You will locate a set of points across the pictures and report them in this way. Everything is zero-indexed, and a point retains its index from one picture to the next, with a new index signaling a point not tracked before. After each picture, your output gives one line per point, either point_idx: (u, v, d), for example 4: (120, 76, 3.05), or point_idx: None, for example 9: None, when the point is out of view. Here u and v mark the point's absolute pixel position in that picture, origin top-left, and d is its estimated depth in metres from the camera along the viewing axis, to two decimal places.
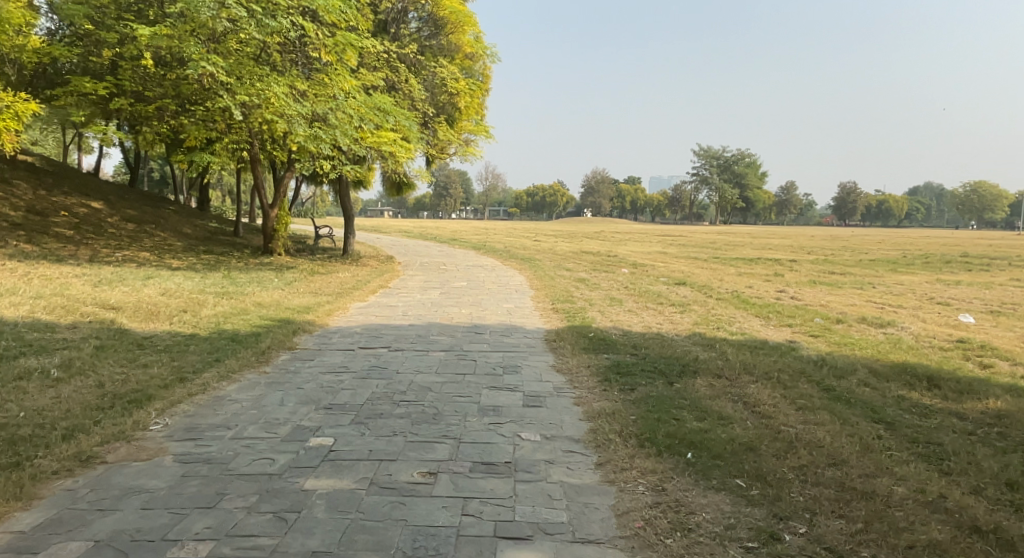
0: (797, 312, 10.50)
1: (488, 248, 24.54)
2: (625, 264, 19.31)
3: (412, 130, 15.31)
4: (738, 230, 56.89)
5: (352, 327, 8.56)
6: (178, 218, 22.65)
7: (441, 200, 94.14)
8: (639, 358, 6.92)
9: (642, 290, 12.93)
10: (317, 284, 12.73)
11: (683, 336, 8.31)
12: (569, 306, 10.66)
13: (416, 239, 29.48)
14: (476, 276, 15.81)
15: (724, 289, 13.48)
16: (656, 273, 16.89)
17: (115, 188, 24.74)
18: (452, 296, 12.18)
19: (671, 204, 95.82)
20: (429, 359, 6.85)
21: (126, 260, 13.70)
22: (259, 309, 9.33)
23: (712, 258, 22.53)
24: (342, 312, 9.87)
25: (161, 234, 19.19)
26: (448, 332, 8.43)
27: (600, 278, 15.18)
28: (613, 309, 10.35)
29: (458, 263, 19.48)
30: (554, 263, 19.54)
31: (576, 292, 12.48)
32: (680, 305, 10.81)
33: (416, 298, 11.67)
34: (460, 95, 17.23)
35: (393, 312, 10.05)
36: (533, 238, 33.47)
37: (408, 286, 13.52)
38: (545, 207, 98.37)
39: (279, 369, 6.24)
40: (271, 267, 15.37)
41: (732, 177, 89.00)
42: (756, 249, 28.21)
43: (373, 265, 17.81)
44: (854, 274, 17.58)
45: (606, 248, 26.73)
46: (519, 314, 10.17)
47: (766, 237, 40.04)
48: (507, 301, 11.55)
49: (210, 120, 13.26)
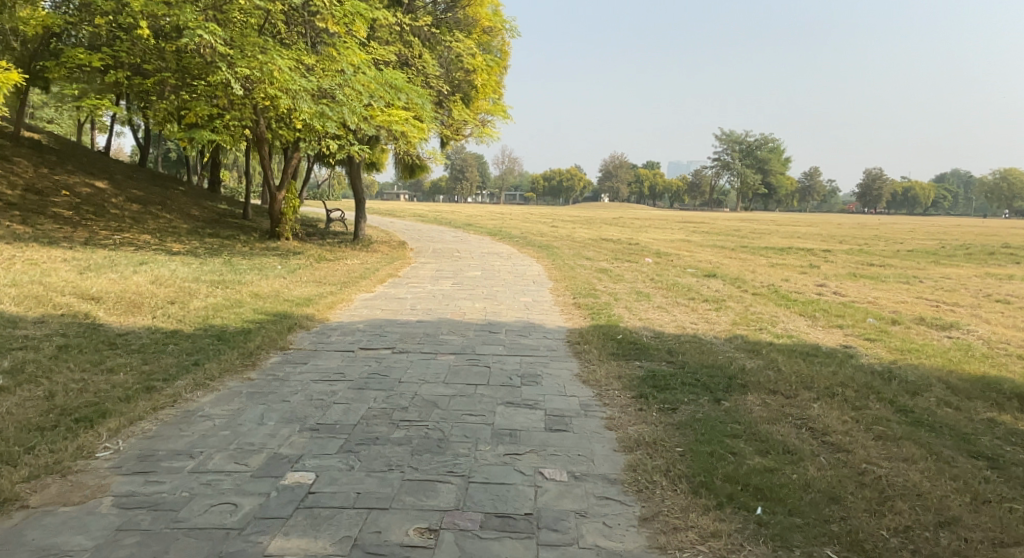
0: (844, 311, 9.55)
1: (505, 234, 23.65)
2: (649, 253, 18.35)
3: (426, 109, 14.40)
4: (762, 216, 55.33)
5: (354, 324, 7.76)
6: (185, 200, 21.97)
7: (458, 183, 93.22)
8: (678, 367, 6.05)
9: (670, 283, 12.00)
10: (322, 273, 11.94)
11: (722, 339, 7.43)
12: (592, 300, 9.79)
13: (430, 224, 28.65)
14: (492, 265, 14.96)
15: (758, 282, 12.52)
16: (683, 263, 15.92)
17: (124, 168, 24.14)
18: (466, 287, 11.34)
19: (691, 190, 94.11)
20: (438, 365, 6.02)
21: (124, 244, 13.01)
22: (255, 300, 8.57)
23: (740, 247, 21.48)
24: (345, 304, 9.08)
25: (166, 215, 18.51)
26: (460, 330, 7.60)
27: (624, 269, 14.26)
28: (641, 305, 9.46)
29: (473, 249, 18.65)
30: (574, 251, 18.63)
31: (598, 284, 11.60)
32: (713, 301, 9.89)
33: (426, 289, 10.85)
34: (477, 72, 16.32)
35: (402, 305, 9.25)
36: (550, 223, 32.51)
37: (419, 275, 12.71)
38: (564, 192, 97.09)
39: (266, 375, 5.45)
40: (277, 252, 14.63)
41: (755, 163, 87.07)
42: (784, 237, 27.06)
43: (384, 252, 17.01)
44: (895, 266, 16.49)
45: (627, 236, 25.74)
46: (538, 309, 9.33)
47: (793, 224, 38.71)
48: (525, 294, 10.70)
49: (211, 96, 12.46)
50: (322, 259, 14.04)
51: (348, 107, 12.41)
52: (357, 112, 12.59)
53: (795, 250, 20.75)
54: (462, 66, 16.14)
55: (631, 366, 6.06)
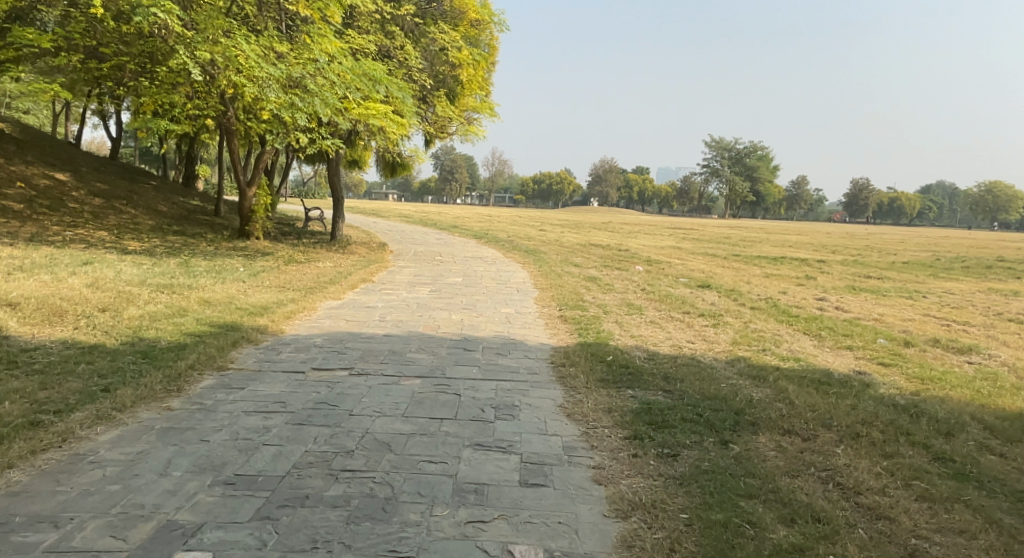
0: (852, 329, 8.79)
1: (490, 237, 22.81)
2: (639, 260, 17.59)
3: (407, 103, 13.54)
4: (751, 224, 54.83)
5: (311, 338, 6.89)
6: (154, 195, 20.94)
7: (445, 185, 92.30)
8: (677, 399, 5.22)
9: (662, 294, 11.22)
10: (289, 277, 11.03)
11: (724, 362, 6.63)
12: (580, 313, 8.96)
13: (414, 225, 27.74)
14: (474, 270, 14.10)
15: (755, 295, 11.77)
16: (675, 272, 15.17)
17: (91, 161, 23.08)
18: (444, 295, 10.49)
19: (679, 196, 93.77)
20: (399, 392, 5.18)
21: (76, 242, 12.07)
22: (203, 307, 7.70)
23: (732, 256, 20.79)
24: (306, 313, 8.20)
25: (131, 211, 17.52)
26: (430, 347, 6.76)
27: (614, 278, 13.46)
28: (632, 319, 8.65)
29: (456, 253, 17.79)
30: (561, 257, 17.82)
31: (586, 294, 10.79)
32: (711, 317, 9.08)
33: (399, 297, 9.97)
34: (462, 67, 15.51)
35: (369, 315, 8.38)
36: (537, 227, 31.67)
37: (395, 281, 11.83)
38: (552, 195, 96.45)
39: (190, 404, 4.60)
40: (244, 253, 13.73)
41: (744, 170, 86.84)
42: (775, 246, 26.42)
43: (361, 254, 16.13)
44: (894, 279, 15.83)
45: (615, 242, 24.96)
46: (520, 322, 8.49)
47: (783, 233, 38.16)
48: (506, 304, 9.87)
49: (172, 83, 11.59)
50: (292, 261, 13.14)
51: (320, 98, 11.53)
52: (331, 104, 11.73)
53: (789, 259, 20.07)
54: (448, 60, 15.32)
55: (623, 397, 5.23)
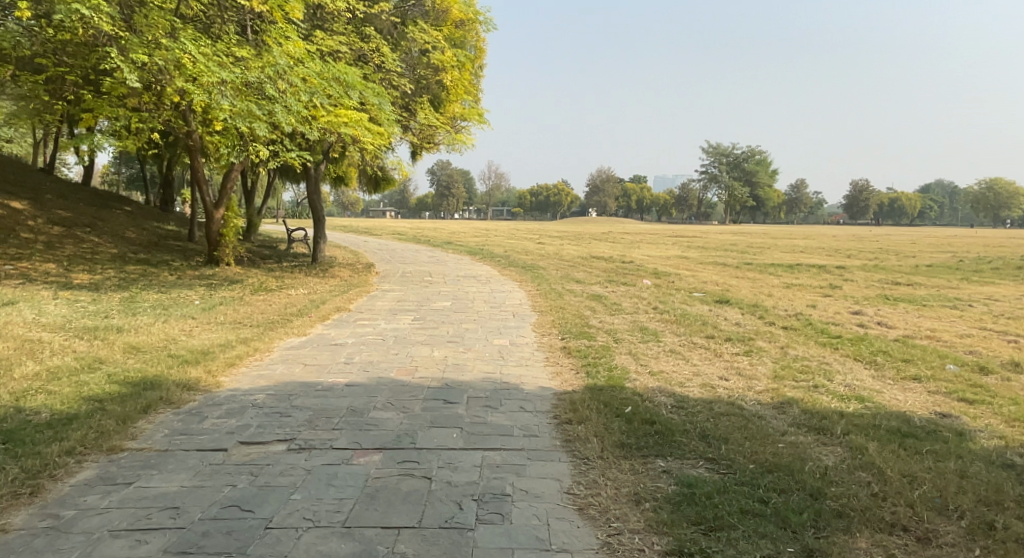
0: (912, 351, 7.36)
1: (485, 253, 21.42)
2: (645, 274, 16.19)
3: (386, 110, 12.22)
4: (752, 230, 53.36)
5: (252, 394, 5.50)
6: (124, 221, 19.62)
7: (442, 200, 91.20)
8: (726, 475, 3.83)
9: (678, 314, 9.82)
10: (252, 309, 9.65)
11: (772, 407, 5.21)
12: (587, 343, 7.55)
13: (406, 243, 26.38)
14: (465, 292, 12.69)
15: (784, 311, 10.35)
16: (687, 286, 13.76)
17: (60, 188, 21.87)
18: (428, 323, 9.08)
19: (677, 203, 92.54)
20: (347, 480, 3.80)
21: (13, 277, 10.74)
22: (126, 354, 6.38)
23: (744, 265, 19.37)
24: (257, 356, 6.81)
25: (92, 240, 16.20)
26: (400, 400, 5.35)
27: (621, 296, 12.03)
28: (650, 350, 7.23)
29: (447, 271, 16.39)
30: (561, 272, 16.40)
31: (590, 317, 9.37)
32: (743, 343, 7.67)
33: (374, 329, 8.56)
34: (446, 71, 14.22)
35: (333, 356, 6.97)
36: (535, 241, 30.28)
37: (375, 308, 10.44)
38: (549, 207, 95.24)
39: (35, 521, 3.27)
40: (208, 281, 12.36)
41: (743, 175, 85.65)
42: (786, 252, 24.99)
43: (343, 277, 14.75)
44: (927, 285, 14.39)
45: (618, 253, 23.54)
46: (515, 357, 7.08)
47: (790, 238, 36.78)
48: (500, 333, 8.45)
49: (118, 94, 10.39)
50: (260, 289, 11.75)
51: (281, 104, 10.21)
52: (295, 112, 10.40)
53: (805, 266, 18.63)
54: (431, 64, 14.10)
55: (652, 474, 3.83)
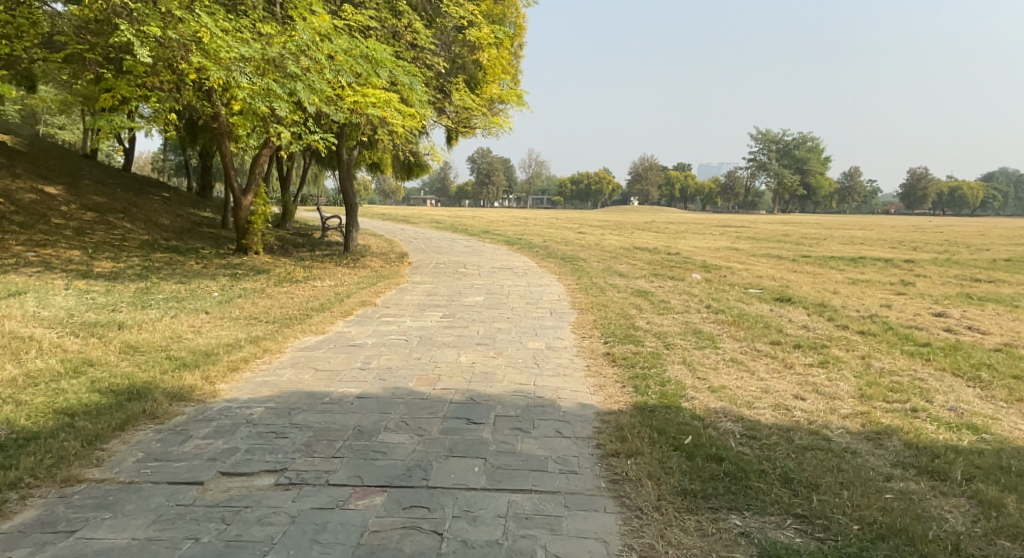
0: (1018, 365, 6.28)
1: (523, 243, 20.58)
2: (694, 267, 15.13)
3: (418, 92, 11.44)
4: (803, 220, 51.27)
5: (249, 407, 4.78)
6: (159, 207, 19.35)
7: (482, 188, 90.55)
8: (824, 546, 2.99)
9: (735, 315, 8.83)
10: (272, 302, 9.02)
11: (864, 440, 4.28)
12: (635, 349, 6.66)
13: (443, 231, 25.69)
14: (500, 285, 11.88)
15: (855, 312, 9.25)
16: (741, 281, 12.68)
17: (98, 174, 21.78)
18: (457, 321, 8.30)
19: (723, 192, 90.03)
20: (339, 535, 3.07)
21: (32, 264, 10.34)
22: (121, 354, 5.76)
23: (801, 258, 18.09)
24: (266, 358, 6.12)
25: (124, 227, 15.90)
26: (415, 419, 4.56)
27: (669, 292, 11.06)
28: (708, 358, 6.30)
29: (482, 262, 15.63)
30: (603, 264, 15.45)
31: (638, 317, 8.46)
32: (814, 352, 6.68)
33: (398, 328, 7.83)
34: (484, 49, 13.38)
35: (349, 359, 6.23)
36: (575, 230, 29.26)
37: (402, 303, 9.73)
38: (591, 195, 93.73)
39: None
40: (233, 271, 11.83)
41: (793, 162, 82.74)
42: (844, 244, 23.49)
43: (374, 268, 14.10)
44: (1011, 283, 13.01)
45: (664, 244, 22.41)
46: (552, 364, 6.24)
47: (845, 229, 34.95)
48: (536, 335, 7.62)
49: (138, 74, 9.83)
50: (286, 280, 11.16)
51: (304, 83, 9.42)
52: (319, 93, 9.64)
53: (869, 260, 17.28)
54: (467, 42, 13.40)
55: (728, 541, 3.02)
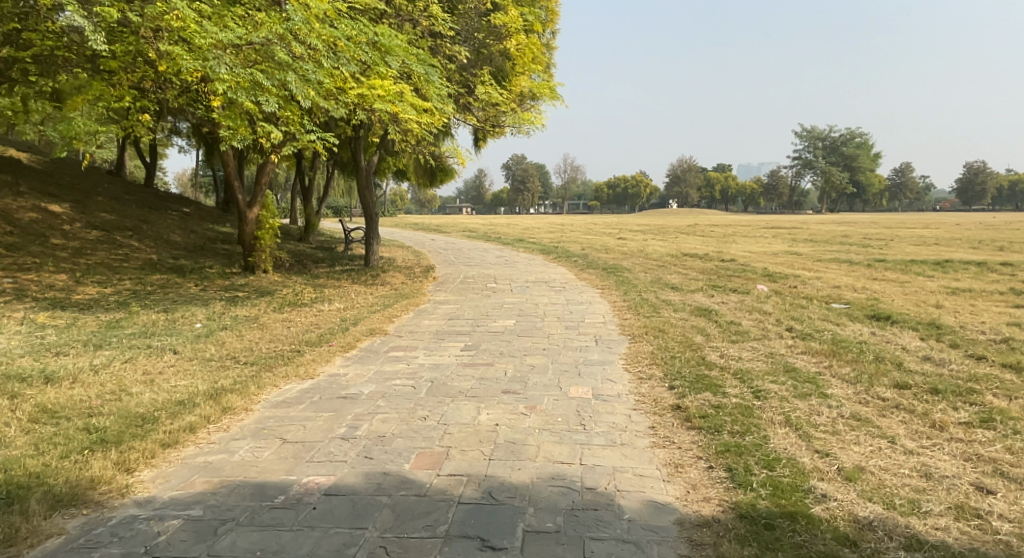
0: None
1: (560, 251, 18.97)
2: (756, 276, 13.33)
3: (435, 84, 9.91)
4: (853, 219, 48.61)
5: (163, 517, 3.25)
6: (173, 221, 18.20)
7: (518, 195, 89.08)
8: None
9: (827, 341, 7.06)
10: (262, 334, 7.56)
11: None
12: (715, 399, 4.96)
13: (474, 241, 24.27)
14: (535, 304, 10.28)
15: (978, 336, 7.42)
16: (816, 294, 10.86)
17: (113, 189, 20.78)
18: (482, 357, 6.71)
19: (766, 192, 86.92)
20: None
21: (4, 293, 9.09)
22: (26, 424, 4.29)
23: (873, 262, 16.14)
24: (223, 421, 4.60)
25: (130, 246, 14.73)
26: (403, 544, 3.03)
27: (737, 310, 9.29)
28: (820, 418, 4.58)
29: (516, 275, 14.06)
30: (651, 275, 13.73)
31: (708, 347, 6.74)
32: (962, 404, 4.92)
33: (407, 369, 6.26)
34: (512, 37, 11.88)
35: (332, 421, 4.68)
36: (615, 236, 27.51)
37: (419, 331, 8.21)
38: (628, 199, 91.52)
39: None
40: (234, 294, 10.48)
41: (841, 159, 79.28)
42: (916, 244, 21.24)
43: (395, 286, 12.68)
44: None
45: (713, 249, 20.55)
46: (605, 426, 4.60)
47: (907, 228, 32.51)
48: (579, 376, 5.96)
49: (111, 72, 8.45)
50: (291, 304, 9.76)
51: (297, 73, 7.86)
52: (317, 86, 8.05)
53: (956, 264, 15.18)
54: (492, 29, 11.94)
55: None
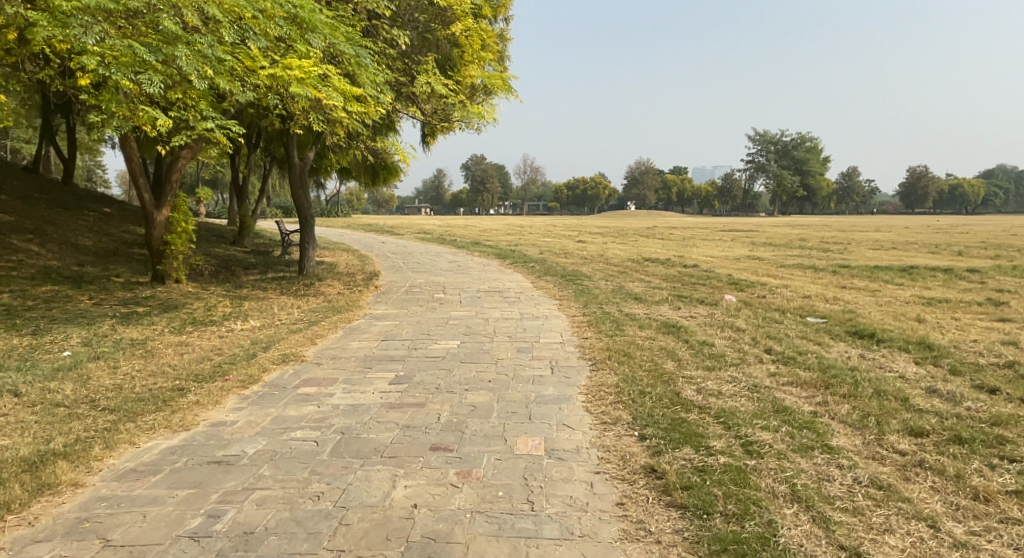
0: None
1: (515, 256, 17.85)
2: (722, 285, 12.46)
3: (368, 68, 8.65)
4: (807, 222, 48.86)
5: None
6: (85, 223, 16.48)
7: (474, 196, 87.78)
8: None
9: (816, 368, 6.09)
10: (146, 364, 6.24)
11: None
12: (698, 460, 3.88)
13: (426, 244, 22.98)
14: (484, 319, 9.12)
15: (978, 359, 6.57)
16: (789, 307, 9.99)
17: (20, 187, 18.82)
18: (412, 393, 5.53)
19: (721, 195, 87.68)
20: None
21: None
22: None
23: (839, 268, 15.46)
24: (28, 511, 3.38)
25: (27, 251, 13.06)
26: None
27: (708, 327, 8.30)
28: (833, 487, 3.58)
29: (465, 284, 12.89)
30: (611, 283, 12.73)
31: (681, 378, 5.69)
32: (1000, 460, 3.99)
33: (316, 413, 5.04)
34: (459, 21, 10.70)
35: (188, 504, 3.47)
36: (572, 239, 26.56)
37: (344, 356, 6.97)
38: (585, 201, 91.16)
39: None
40: (134, 310, 9.06)
41: (792, 163, 80.35)
42: (877, 249, 20.81)
43: (331, 296, 11.36)
44: None
45: (674, 253, 19.72)
46: (559, 500, 3.50)
47: (860, 232, 32.54)
48: (529, 421, 4.83)
49: None
50: (197, 322, 8.39)
51: (192, 47, 6.48)
52: (217, 64, 6.68)
53: (923, 270, 14.61)
54: (437, 12, 10.75)
55: None
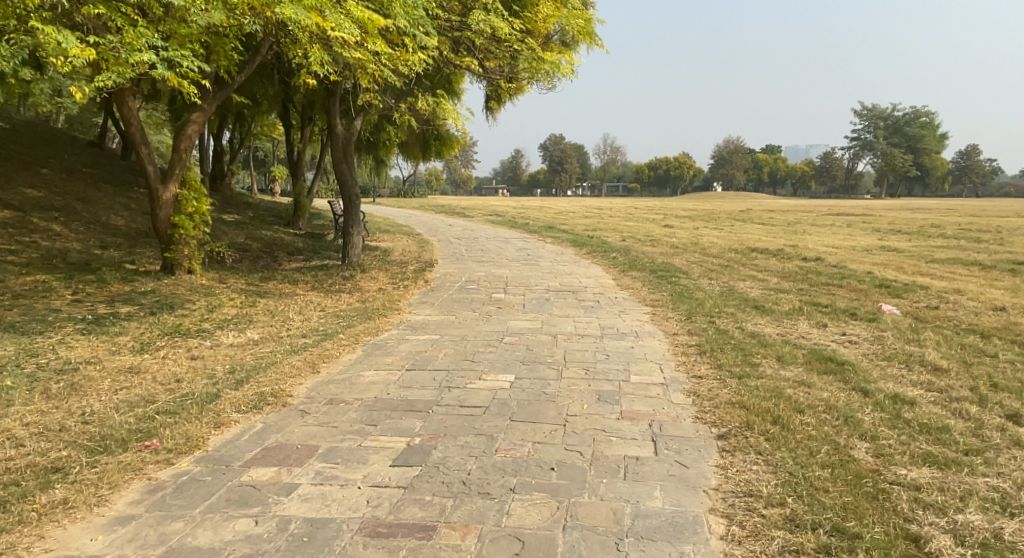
0: None
1: (598, 243, 15.34)
2: (868, 291, 9.59)
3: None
4: (924, 206, 43.60)
5: None
6: (125, 200, 15.11)
7: (555, 176, 84.99)
8: None
9: None
10: (49, 411, 4.22)
11: None
12: None
13: (499, 227, 20.71)
14: (555, 335, 6.74)
15: None
16: (985, 328, 7.12)
17: (68, 161, 17.67)
18: (419, 499, 3.27)
19: (820, 175, 81.56)
20: None
21: None
22: None
23: (1013, 266, 12.18)
24: None
25: (45, 230, 11.60)
26: None
27: (882, 365, 5.64)
28: None
29: (535, 278, 10.57)
30: (719, 283, 10.09)
31: (898, 497, 3.17)
32: None
33: (239, 543, 2.87)
34: None
35: None
36: (659, 223, 23.68)
37: (345, 399, 4.77)
38: (670, 182, 86.83)
39: None
40: (115, 309, 7.21)
41: (903, 140, 73.22)
42: None
43: (372, 293, 9.32)
44: None
45: (787, 243, 16.67)
46: None
47: (1001, 216, 28.04)
48: None
49: None
50: (182, 331, 6.43)
51: None
52: None
53: None
54: None
55: None
